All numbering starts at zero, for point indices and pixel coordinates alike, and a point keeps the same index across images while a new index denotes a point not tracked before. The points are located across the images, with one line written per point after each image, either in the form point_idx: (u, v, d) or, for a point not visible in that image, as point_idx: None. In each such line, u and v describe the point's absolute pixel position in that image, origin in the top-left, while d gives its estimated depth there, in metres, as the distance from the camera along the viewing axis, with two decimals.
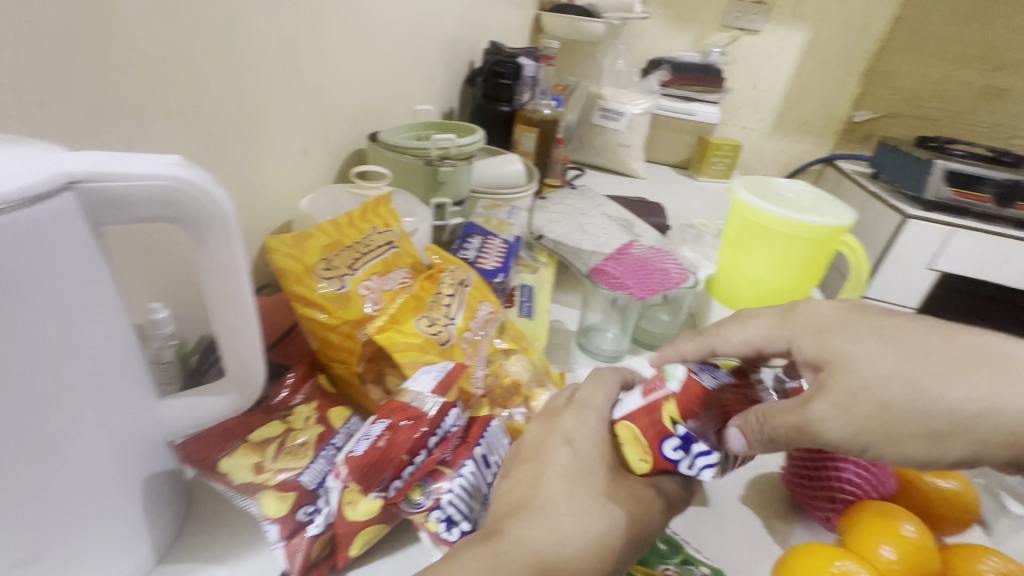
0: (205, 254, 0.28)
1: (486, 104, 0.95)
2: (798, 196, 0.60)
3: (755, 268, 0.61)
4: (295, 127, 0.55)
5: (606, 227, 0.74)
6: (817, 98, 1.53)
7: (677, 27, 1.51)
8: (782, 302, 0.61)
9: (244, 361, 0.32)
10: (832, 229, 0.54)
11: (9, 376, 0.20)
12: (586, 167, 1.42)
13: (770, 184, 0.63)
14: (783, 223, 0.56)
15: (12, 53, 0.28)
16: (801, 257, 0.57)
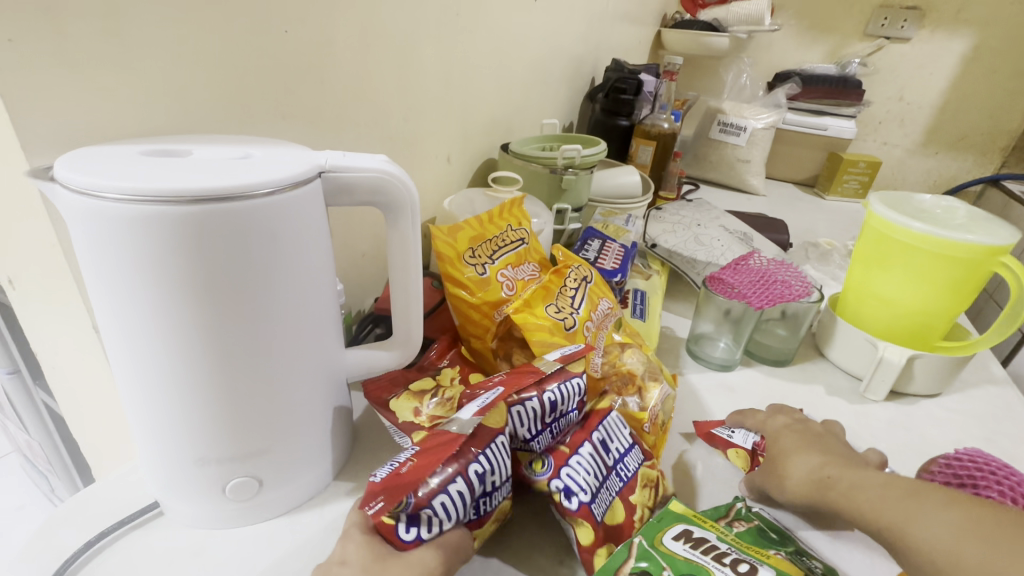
0: (394, 234, 0.35)
1: (605, 119, 1.00)
2: (948, 213, 0.56)
3: (891, 287, 0.57)
4: (443, 138, 0.64)
5: (723, 239, 0.74)
6: (980, 111, 1.36)
7: (811, 38, 1.44)
8: (923, 325, 0.56)
9: (410, 325, 0.39)
10: (989, 247, 0.50)
11: (259, 300, 0.29)
12: (701, 182, 1.40)
13: (914, 199, 0.59)
14: (928, 239, 0.52)
15: (269, 80, 0.39)
16: (948, 276, 0.53)
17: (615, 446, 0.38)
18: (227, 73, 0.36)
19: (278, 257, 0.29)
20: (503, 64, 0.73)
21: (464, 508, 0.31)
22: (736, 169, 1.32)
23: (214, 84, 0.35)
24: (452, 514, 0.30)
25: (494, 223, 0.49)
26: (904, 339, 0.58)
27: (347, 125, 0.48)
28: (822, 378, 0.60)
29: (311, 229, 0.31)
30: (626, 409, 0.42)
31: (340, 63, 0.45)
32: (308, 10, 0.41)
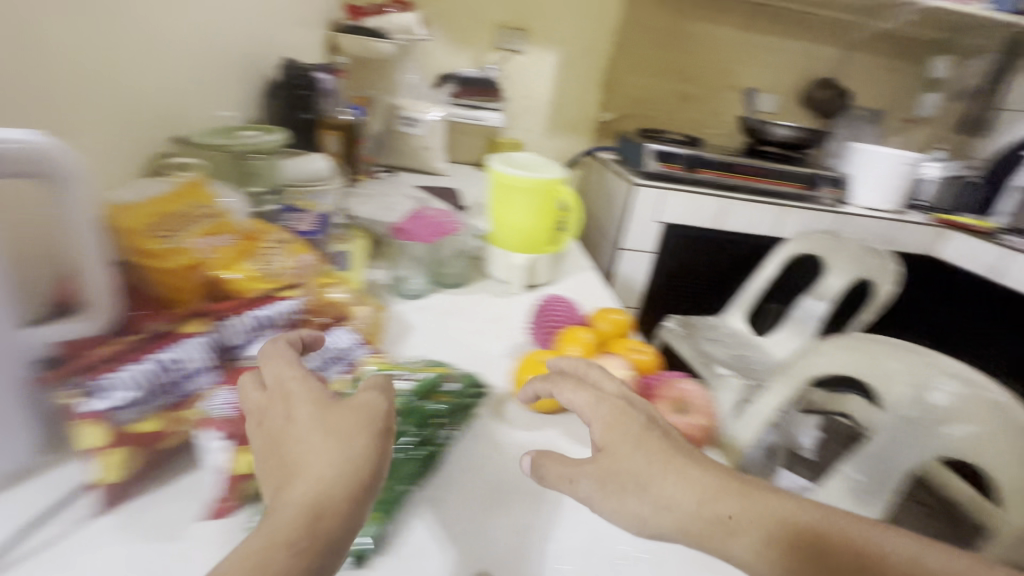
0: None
1: (287, 113, 1.05)
2: (532, 162, 0.85)
3: (510, 215, 0.83)
4: (101, 132, 0.61)
5: (407, 204, 0.92)
6: (576, 103, 1.92)
7: (458, 47, 1.78)
8: (534, 240, 0.83)
9: (95, 291, 0.44)
10: (550, 179, 0.80)
11: None
12: (397, 169, 1.58)
13: (514, 156, 0.86)
14: (520, 179, 0.80)
15: None
16: (538, 202, 0.81)
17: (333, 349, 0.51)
18: None
19: None
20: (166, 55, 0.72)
21: (154, 382, 0.41)
22: (422, 155, 1.56)
23: None
24: (138, 383, 0.40)
25: (179, 201, 0.52)
26: (532, 250, 0.84)
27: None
28: (488, 285, 0.84)
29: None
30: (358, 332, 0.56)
31: None
32: None
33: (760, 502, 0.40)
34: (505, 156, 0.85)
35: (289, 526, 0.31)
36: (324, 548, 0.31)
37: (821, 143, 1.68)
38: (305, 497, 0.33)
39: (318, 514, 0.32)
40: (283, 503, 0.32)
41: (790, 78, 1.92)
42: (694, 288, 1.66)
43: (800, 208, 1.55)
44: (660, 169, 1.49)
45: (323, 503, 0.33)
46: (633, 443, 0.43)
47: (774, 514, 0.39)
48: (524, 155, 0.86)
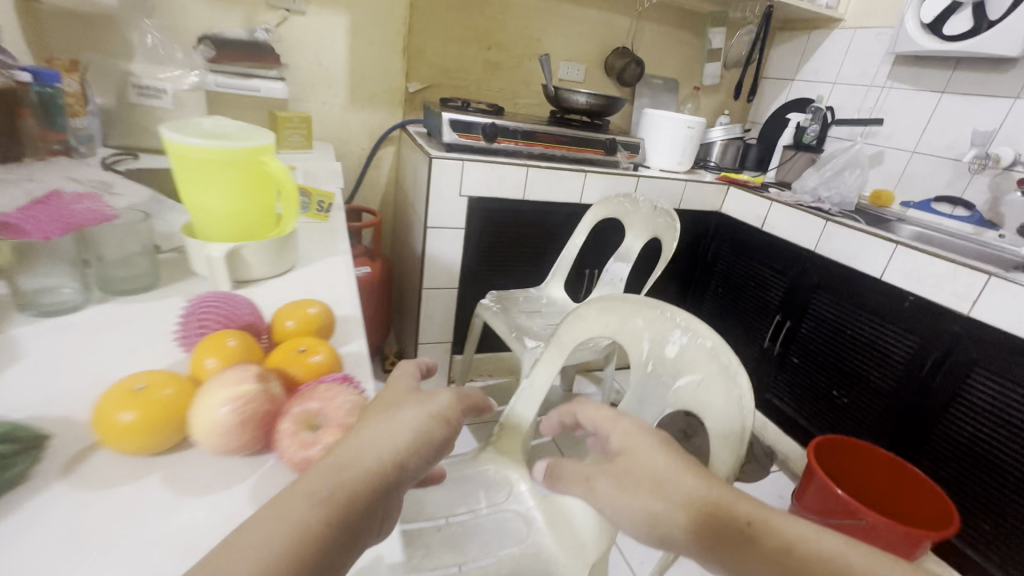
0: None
1: None
2: (228, 128, 0.68)
3: (198, 199, 0.66)
4: None
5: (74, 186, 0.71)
6: (376, 72, 1.75)
7: (221, 5, 1.50)
8: (237, 227, 0.69)
9: None
10: (247, 150, 0.64)
11: None
12: (138, 151, 1.28)
13: (203, 118, 0.68)
14: (204, 152, 0.62)
15: None
16: (237, 180, 0.66)
17: None
18: None
19: None
20: None
21: None
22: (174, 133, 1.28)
23: None
24: None
25: None
26: (242, 237, 0.70)
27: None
28: (190, 281, 0.68)
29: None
30: None
31: None
32: None
33: (693, 485, 0.47)
34: (186, 121, 0.66)
35: (421, 429, 0.40)
36: (358, 513, 0.34)
37: (618, 110, 1.73)
38: (396, 445, 0.38)
39: (371, 473, 0.36)
40: (424, 419, 0.40)
41: (591, 47, 1.96)
42: (513, 261, 1.64)
43: (601, 173, 1.58)
44: (459, 139, 1.42)
45: (362, 464, 0.36)
46: (645, 443, 0.51)
47: (697, 500, 0.45)
48: (216, 118, 0.68)
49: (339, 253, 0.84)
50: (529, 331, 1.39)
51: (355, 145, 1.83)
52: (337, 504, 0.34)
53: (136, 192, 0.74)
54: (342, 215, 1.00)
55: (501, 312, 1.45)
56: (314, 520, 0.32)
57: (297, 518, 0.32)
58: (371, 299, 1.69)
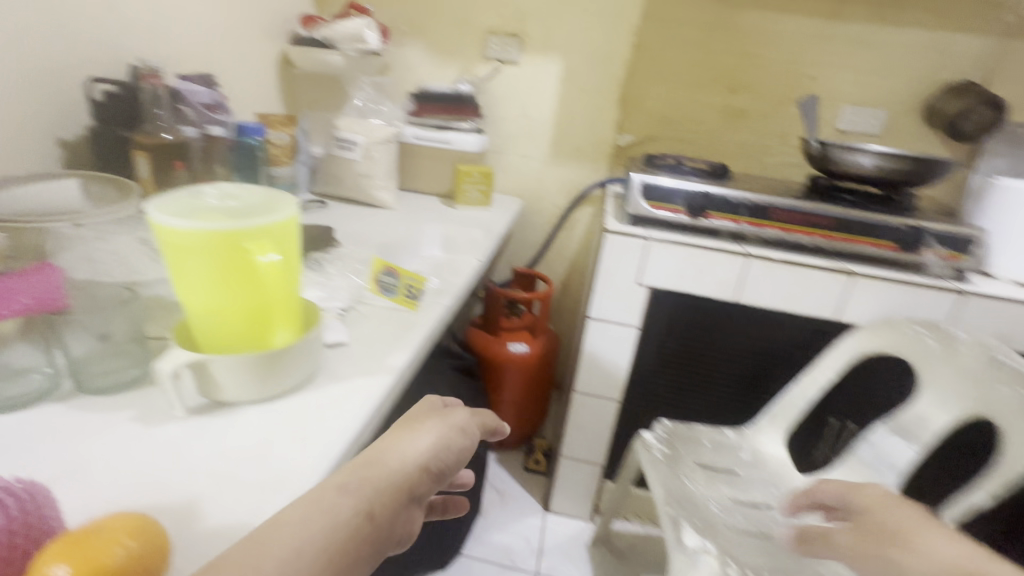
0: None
1: (103, 131, 0.85)
2: (238, 198, 0.51)
3: (190, 292, 0.49)
4: None
5: (121, 253, 0.63)
6: (584, 123, 1.51)
7: (440, 60, 1.49)
8: (229, 330, 0.50)
9: None
10: (214, 233, 0.45)
11: None
12: (331, 199, 1.34)
13: (222, 186, 0.53)
14: (168, 234, 0.46)
15: None
16: (209, 272, 0.47)
17: None
18: None
19: None
20: None
21: None
22: (360, 184, 1.29)
23: None
24: None
25: None
26: (223, 347, 0.50)
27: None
28: None
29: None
30: None
31: None
32: None
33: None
34: (195, 191, 0.51)
35: (433, 445, 0.46)
36: (378, 504, 0.40)
37: (938, 177, 1.06)
38: (417, 451, 0.44)
39: (387, 472, 0.42)
40: (441, 435, 0.46)
41: (902, 85, 1.31)
42: (708, 383, 1.15)
43: (883, 281, 0.97)
44: (650, 211, 1.04)
45: (391, 466, 0.42)
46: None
47: None
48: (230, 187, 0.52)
49: (379, 370, 0.60)
50: (702, 510, 0.90)
51: (548, 202, 1.62)
52: (367, 494, 0.39)
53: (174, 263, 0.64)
54: (441, 307, 0.77)
55: (666, 464, 0.98)
56: (357, 502, 0.38)
57: (329, 497, 0.38)
58: (523, 383, 1.42)
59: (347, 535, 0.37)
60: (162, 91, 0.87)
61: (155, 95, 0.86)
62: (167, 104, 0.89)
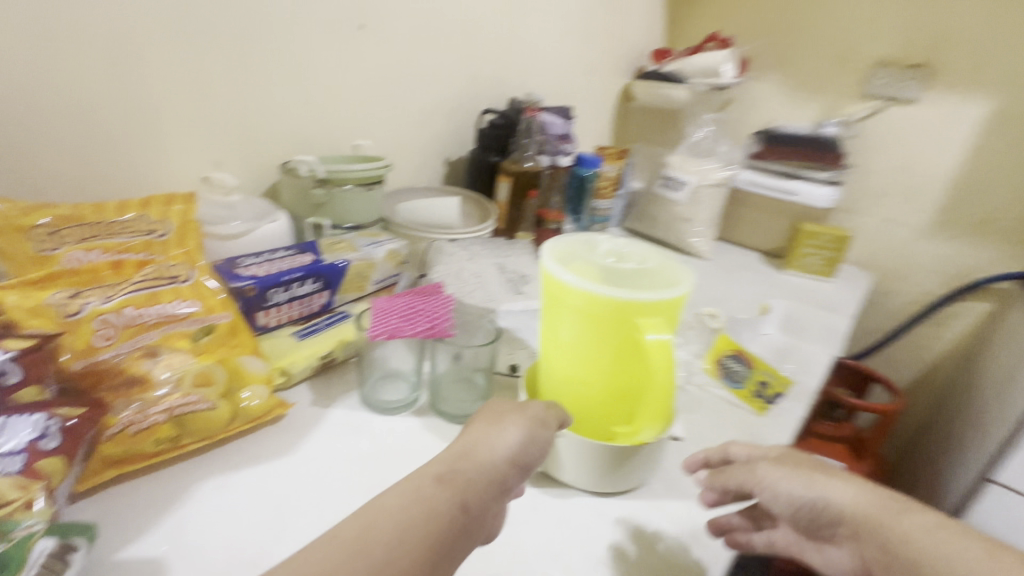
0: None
1: (480, 156, 0.95)
2: (631, 260, 0.44)
3: (553, 345, 0.45)
4: (203, 142, 0.67)
5: (480, 280, 0.65)
6: (1010, 189, 1.06)
7: (799, 96, 1.25)
8: (577, 397, 0.45)
9: None
10: (616, 304, 0.39)
11: None
12: (640, 237, 1.29)
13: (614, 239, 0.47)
14: (564, 291, 0.41)
15: None
16: (592, 341, 0.42)
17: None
18: None
19: None
20: (305, 86, 0.75)
21: None
22: (676, 228, 1.19)
23: None
24: None
25: (122, 211, 0.51)
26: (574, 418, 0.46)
27: (29, 126, 0.53)
28: None
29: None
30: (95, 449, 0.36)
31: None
32: None
33: None
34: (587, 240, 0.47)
35: (504, 441, 0.40)
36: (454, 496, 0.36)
37: None
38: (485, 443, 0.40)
39: (467, 469, 0.38)
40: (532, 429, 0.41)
41: None
42: None
43: None
44: None
45: (474, 461, 0.38)
46: None
47: None
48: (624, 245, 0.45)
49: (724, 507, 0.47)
50: None
51: (910, 285, 1.22)
52: (445, 484, 0.36)
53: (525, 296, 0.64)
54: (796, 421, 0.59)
55: None
56: (442, 495, 0.35)
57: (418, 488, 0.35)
58: None
59: (435, 527, 0.34)
60: (535, 123, 0.93)
61: (529, 126, 0.93)
62: (534, 135, 0.96)
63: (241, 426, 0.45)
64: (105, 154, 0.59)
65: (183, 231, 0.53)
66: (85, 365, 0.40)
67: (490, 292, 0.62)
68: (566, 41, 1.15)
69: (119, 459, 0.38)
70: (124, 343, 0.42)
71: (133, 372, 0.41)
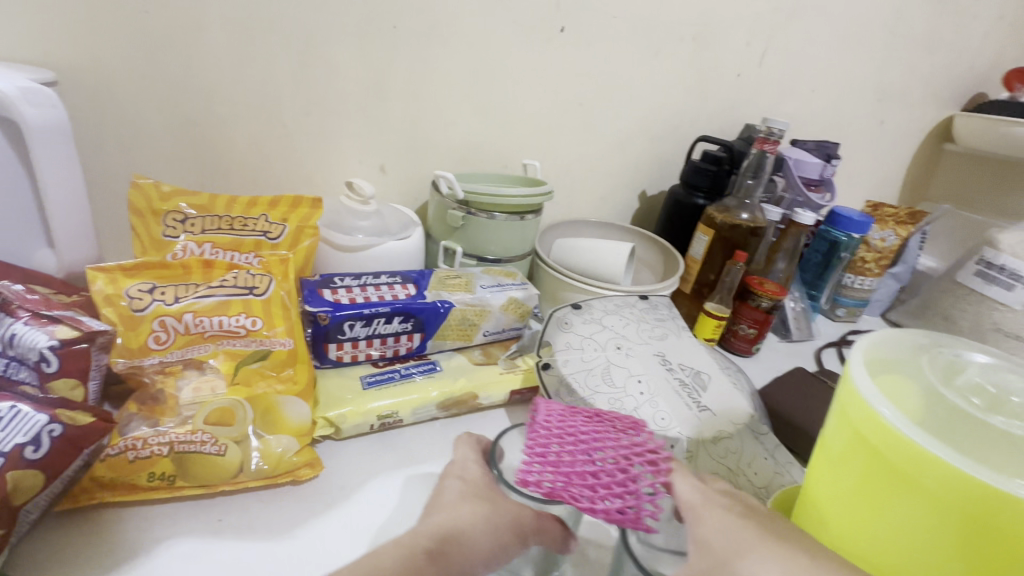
0: (58, 144, 0.41)
1: (680, 194, 0.73)
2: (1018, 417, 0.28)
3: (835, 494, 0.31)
4: (372, 147, 0.65)
5: (653, 393, 0.44)
6: None
7: None
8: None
9: (66, 226, 0.44)
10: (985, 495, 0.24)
11: None
12: None
13: (990, 369, 0.31)
14: (871, 429, 0.28)
15: (152, 58, 0.53)
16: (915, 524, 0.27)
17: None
18: (88, 20, 0.49)
19: None
20: (487, 95, 0.67)
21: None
22: (989, 343, 0.74)
23: (81, 57, 0.50)
24: None
25: (252, 206, 0.49)
26: None
27: (229, 117, 0.58)
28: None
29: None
30: (34, 477, 0.31)
31: (215, 49, 0.54)
32: (176, 9, 0.51)
33: None
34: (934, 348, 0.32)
35: (497, 530, 0.33)
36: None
37: None
38: (474, 523, 0.32)
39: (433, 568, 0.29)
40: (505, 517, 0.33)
41: None
42: None
43: None
44: None
45: (461, 547, 0.31)
46: None
47: None
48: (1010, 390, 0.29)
49: None
50: None
51: None
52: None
53: (721, 435, 0.42)
54: None
55: None
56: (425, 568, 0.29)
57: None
58: None
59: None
60: (769, 161, 0.64)
61: (759, 163, 0.64)
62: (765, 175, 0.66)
63: (249, 482, 0.37)
64: (283, 148, 0.61)
65: (296, 235, 0.49)
66: (127, 367, 0.38)
67: (674, 416, 0.43)
68: (853, 53, 0.83)
69: (109, 486, 0.34)
70: (172, 351, 0.39)
71: (161, 389, 0.38)
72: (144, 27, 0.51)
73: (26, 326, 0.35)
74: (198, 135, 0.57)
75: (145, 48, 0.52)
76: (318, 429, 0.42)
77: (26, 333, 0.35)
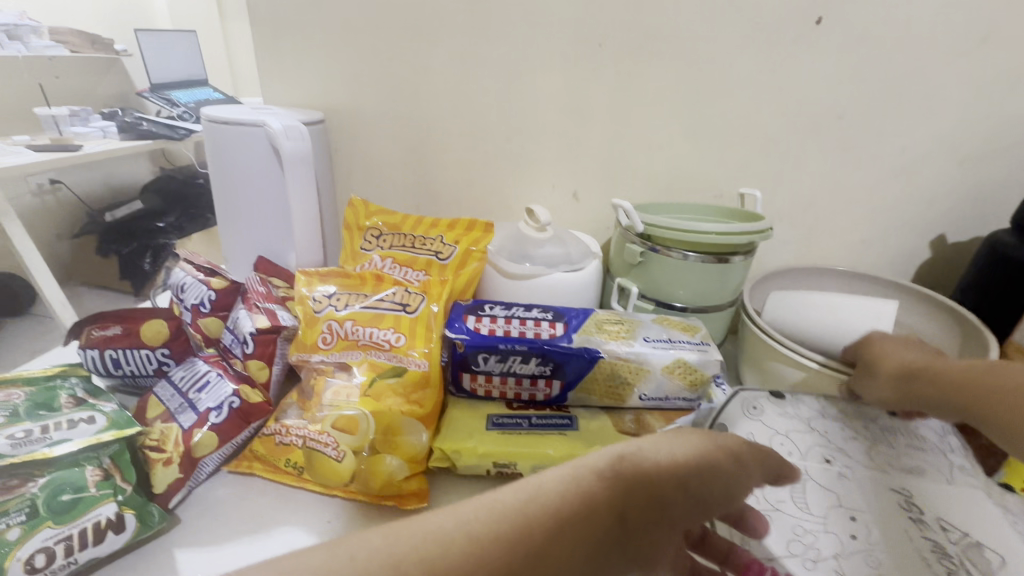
0: (300, 169, 0.52)
1: (1009, 245, 0.47)
2: None
3: None
4: (568, 173, 0.62)
5: (874, 546, 0.31)
6: None
7: None
8: None
9: (306, 235, 0.55)
10: None
11: (240, 185, 0.54)
12: None
13: None
14: None
15: (391, 96, 0.62)
16: None
17: (201, 398, 0.39)
18: (353, 72, 0.61)
19: (239, 161, 0.53)
20: (705, 112, 0.56)
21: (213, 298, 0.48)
22: None
23: (346, 101, 0.63)
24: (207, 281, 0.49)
25: (433, 227, 0.52)
26: None
27: (443, 147, 0.63)
28: None
29: (268, 156, 0.52)
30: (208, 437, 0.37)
31: (437, 85, 0.60)
32: (411, 54, 0.59)
33: None
34: None
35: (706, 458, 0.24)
36: (651, 527, 0.22)
37: None
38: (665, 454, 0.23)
39: (714, 487, 0.24)
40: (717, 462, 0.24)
41: None
42: None
43: None
44: None
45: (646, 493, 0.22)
46: None
47: None
48: None
49: None
50: None
51: None
52: (626, 493, 0.22)
53: None
54: None
55: None
56: (596, 508, 0.21)
57: (526, 516, 0.20)
58: None
59: (575, 528, 0.20)
60: None
61: None
62: None
63: (358, 494, 0.38)
64: (485, 173, 0.64)
65: (463, 258, 0.50)
66: (297, 359, 0.43)
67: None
68: None
69: (260, 458, 0.40)
70: (331, 353, 0.43)
71: (315, 384, 0.42)
72: (388, 72, 0.60)
73: (246, 313, 0.44)
74: (419, 163, 0.65)
75: (388, 89, 0.61)
76: (433, 459, 0.40)
77: (245, 320, 0.43)
